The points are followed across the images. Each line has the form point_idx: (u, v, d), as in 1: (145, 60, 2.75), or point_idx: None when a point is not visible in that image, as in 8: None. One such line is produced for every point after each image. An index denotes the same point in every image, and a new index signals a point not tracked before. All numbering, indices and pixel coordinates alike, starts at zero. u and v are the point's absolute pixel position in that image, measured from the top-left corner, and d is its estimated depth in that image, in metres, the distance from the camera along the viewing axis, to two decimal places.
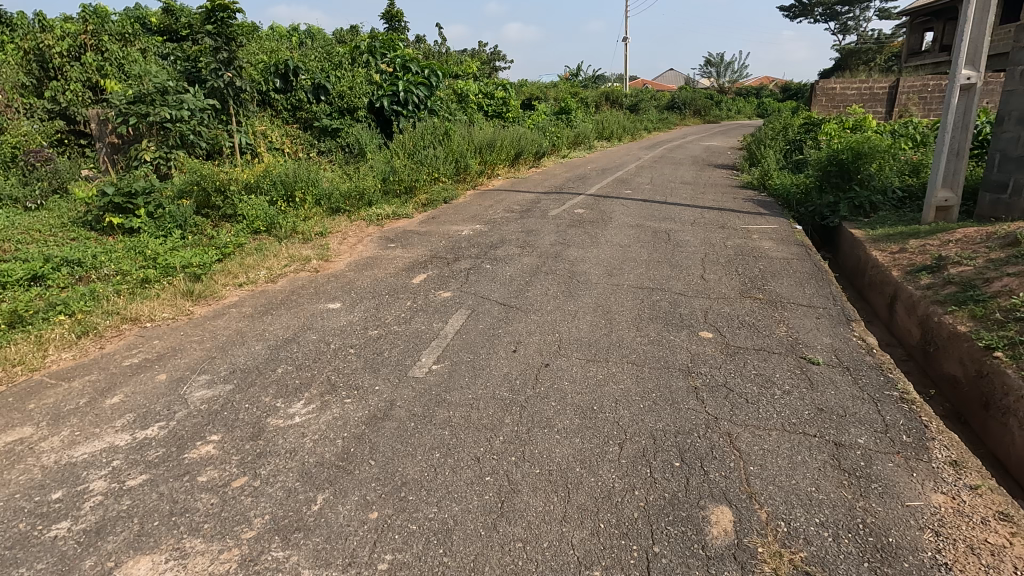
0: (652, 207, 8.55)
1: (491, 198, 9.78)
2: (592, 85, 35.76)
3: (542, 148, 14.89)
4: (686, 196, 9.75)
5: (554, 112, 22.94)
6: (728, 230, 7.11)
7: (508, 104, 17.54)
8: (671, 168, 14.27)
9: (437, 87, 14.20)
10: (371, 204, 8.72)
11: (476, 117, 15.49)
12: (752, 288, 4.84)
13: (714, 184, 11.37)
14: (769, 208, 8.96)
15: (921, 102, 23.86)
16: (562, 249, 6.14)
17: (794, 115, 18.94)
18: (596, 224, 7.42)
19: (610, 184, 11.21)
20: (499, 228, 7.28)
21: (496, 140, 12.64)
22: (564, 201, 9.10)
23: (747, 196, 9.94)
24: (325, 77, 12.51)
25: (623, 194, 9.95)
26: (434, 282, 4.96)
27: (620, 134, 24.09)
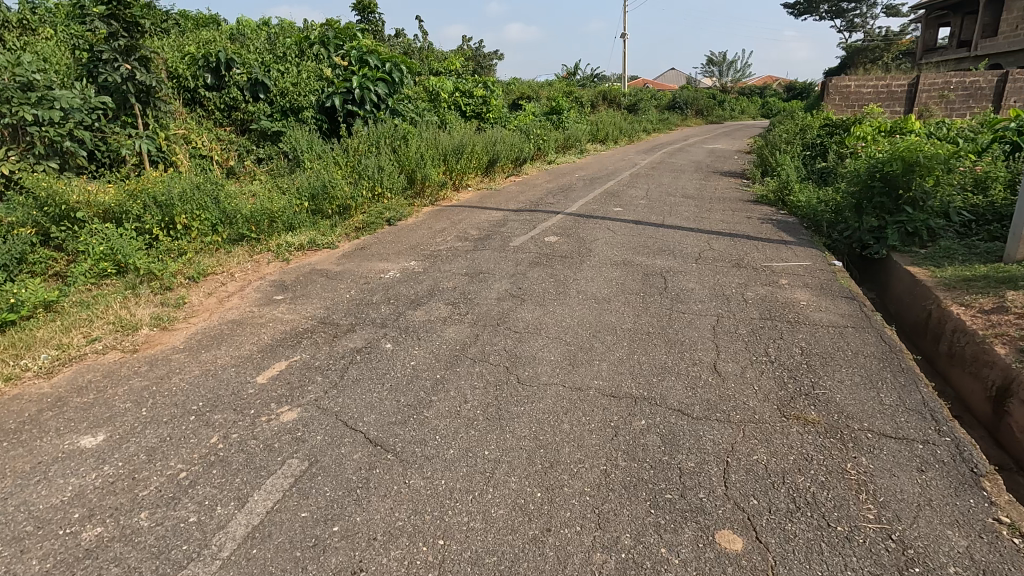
0: (645, 233, 6.74)
1: (451, 218, 8.02)
2: (587, 84, 33.89)
3: (523, 153, 13.03)
4: (688, 215, 7.94)
5: (544, 112, 21.10)
6: (745, 271, 5.28)
7: (489, 103, 15.67)
8: (671, 176, 12.48)
9: (401, 84, 12.36)
10: (288, 229, 6.91)
11: (449, 119, 13.63)
12: (795, 394, 3.02)
13: (720, 198, 9.56)
14: (792, 232, 7.16)
15: (942, 101, 21.99)
16: (515, 303, 4.39)
17: (808, 117, 17.13)
18: (570, 260, 5.64)
19: (597, 198, 9.41)
20: (443, 265, 5.54)
21: (466, 146, 10.77)
22: (537, 224, 7.32)
23: (762, 215, 8.13)
24: (265, 72, 10.74)
25: (611, 213, 8.14)
26: (300, 374, 3.21)
27: (616, 136, 22.28)
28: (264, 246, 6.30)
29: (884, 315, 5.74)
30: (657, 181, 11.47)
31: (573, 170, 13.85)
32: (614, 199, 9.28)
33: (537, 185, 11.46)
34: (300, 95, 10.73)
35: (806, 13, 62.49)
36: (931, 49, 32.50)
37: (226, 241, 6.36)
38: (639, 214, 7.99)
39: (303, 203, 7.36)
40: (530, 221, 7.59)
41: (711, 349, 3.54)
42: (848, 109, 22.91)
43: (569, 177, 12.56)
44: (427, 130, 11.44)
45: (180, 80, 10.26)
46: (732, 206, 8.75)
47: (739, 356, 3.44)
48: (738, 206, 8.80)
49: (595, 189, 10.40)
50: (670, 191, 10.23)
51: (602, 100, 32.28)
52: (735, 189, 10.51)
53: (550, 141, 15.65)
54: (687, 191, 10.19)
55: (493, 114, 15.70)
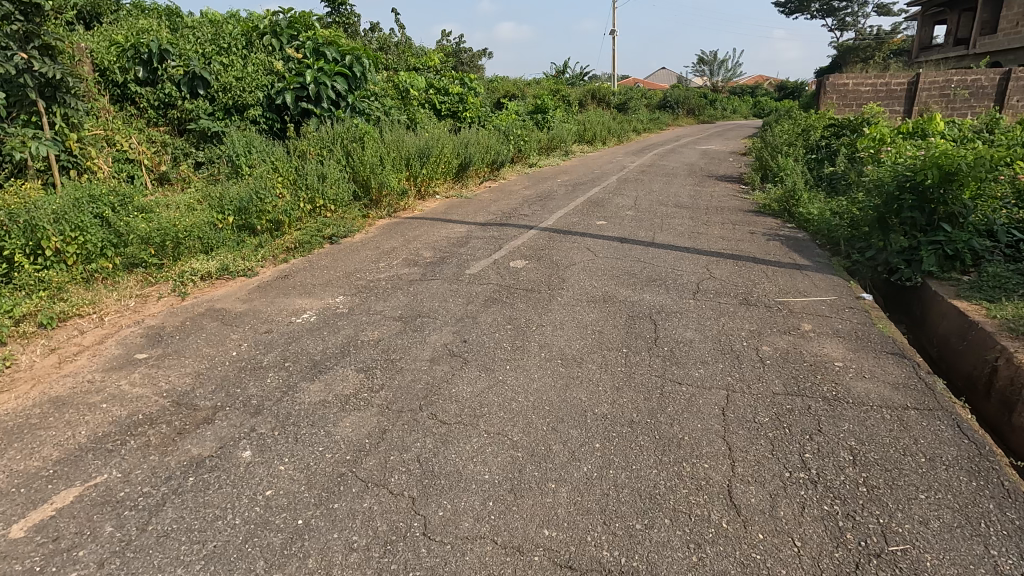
0: (633, 255, 5.64)
1: (405, 234, 6.86)
2: (576, 83, 32.81)
3: (501, 155, 11.89)
4: (682, 230, 6.84)
5: (528, 111, 19.97)
6: (756, 312, 4.18)
7: (466, 101, 14.51)
8: (662, 181, 11.40)
9: (364, 79, 11.13)
10: (202, 252, 5.74)
11: (420, 119, 12.47)
12: (861, 556, 1.92)
13: (718, 208, 8.48)
14: (804, 251, 6.08)
15: (944, 100, 21.10)
16: (455, 366, 3.26)
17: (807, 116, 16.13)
18: (537, 294, 4.51)
19: (577, 207, 8.30)
20: (377, 302, 4.41)
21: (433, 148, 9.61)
22: (504, 243, 6.21)
23: (768, 230, 7.06)
24: (205, 64, 9.50)
25: (594, 227, 7.04)
26: (85, 520, 2.05)
27: (605, 136, 21.20)
28: (164, 274, 5.13)
29: (925, 359, 4.68)
30: (647, 187, 10.39)
31: (556, 174, 12.74)
32: (597, 209, 8.18)
33: (514, 191, 10.32)
34: (246, 91, 9.52)
35: (797, 12, 61.81)
36: (927, 47, 31.72)
37: (119, 268, 5.19)
38: (626, 228, 6.89)
39: (227, 218, 6.18)
40: (497, 237, 6.48)
41: (724, 458, 2.42)
42: (846, 107, 21.95)
43: (552, 182, 11.44)
44: (391, 132, 10.27)
45: (109, 74, 9.16)
46: (732, 219, 7.67)
47: (766, 474, 2.32)
48: (738, 218, 7.72)
49: (578, 197, 9.28)
50: (661, 199, 9.15)
51: (590, 99, 31.19)
52: (733, 197, 9.44)
53: (532, 143, 14.54)
54: (680, 199, 9.13)
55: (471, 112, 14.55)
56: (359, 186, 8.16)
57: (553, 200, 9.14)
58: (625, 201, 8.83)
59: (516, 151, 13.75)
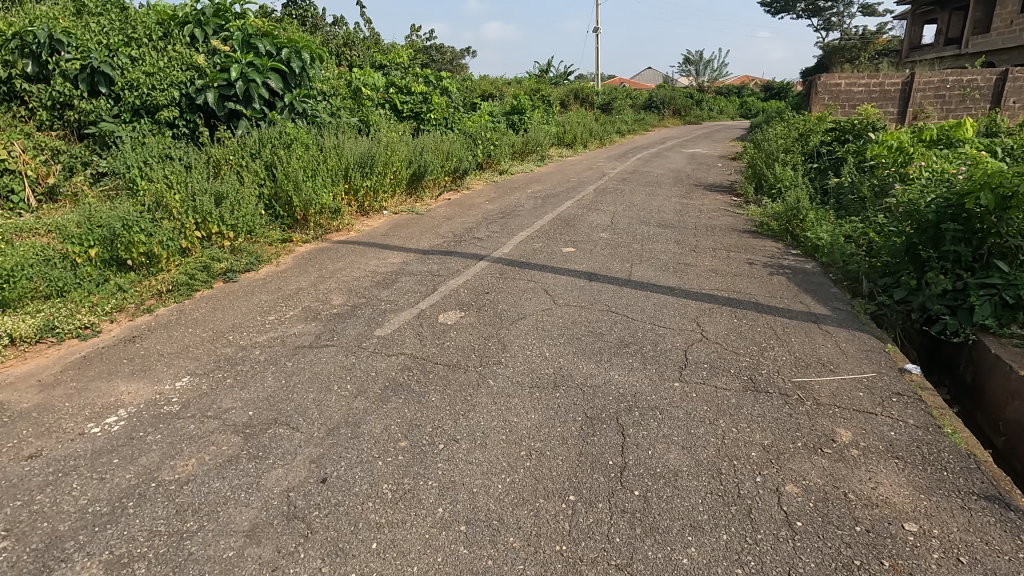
0: (602, 303, 4.39)
1: (324, 268, 5.52)
2: (558, 83, 31.59)
3: (464, 161, 10.59)
4: (666, 261, 5.61)
5: (504, 113, 18.68)
6: (767, 406, 2.93)
7: (431, 101, 13.19)
8: (645, 192, 10.19)
9: (306, 76, 9.75)
10: (39, 301, 4.36)
11: (375, 121, 11.14)
12: None
13: (708, 228, 7.26)
14: (817, 291, 4.86)
15: (939, 101, 20.15)
16: (285, 546, 1.97)
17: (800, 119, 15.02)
18: (462, 374, 3.23)
19: (544, 228, 7.04)
20: (233, 390, 3.09)
21: (378, 156, 8.28)
22: (442, 282, 4.91)
23: (769, 259, 5.83)
24: (109, 57, 8.07)
25: (560, 256, 5.77)
26: None
27: (586, 138, 20.02)
28: None
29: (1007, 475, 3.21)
30: (627, 200, 9.17)
31: (529, 183, 11.46)
32: (566, 230, 6.91)
33: (474, 205, 9.00)
34: (156, 89, 8.12)
35: (783, 12, 61.21)
36: (917, 46, 30.98)
37: None
38: (597, 259, 5.64)
39: (85, 251, 4.78)
40: (435, 273, 5.18)
41: None
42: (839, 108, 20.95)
43: (521, 193, 10.15)
44: (332, 137, 8.93)
45: None
46: (725, 243, 6.46)
47: None
48: (732, 242, 6.51)
49: (547, 213, 7.99)
50: (642, 215, 7.92)
51: (572, 98, 29.96)
52: (725, 213, 8.23)
53: (504, 147, 13.28)
54: (664, 216, 7.90)
55: (437, 113, 13.23)
56: (280, 203, 6.82)
57: (517, 216, 7.87)
58: (601, 219, 7.58)
59: (484, 157, 12.49)
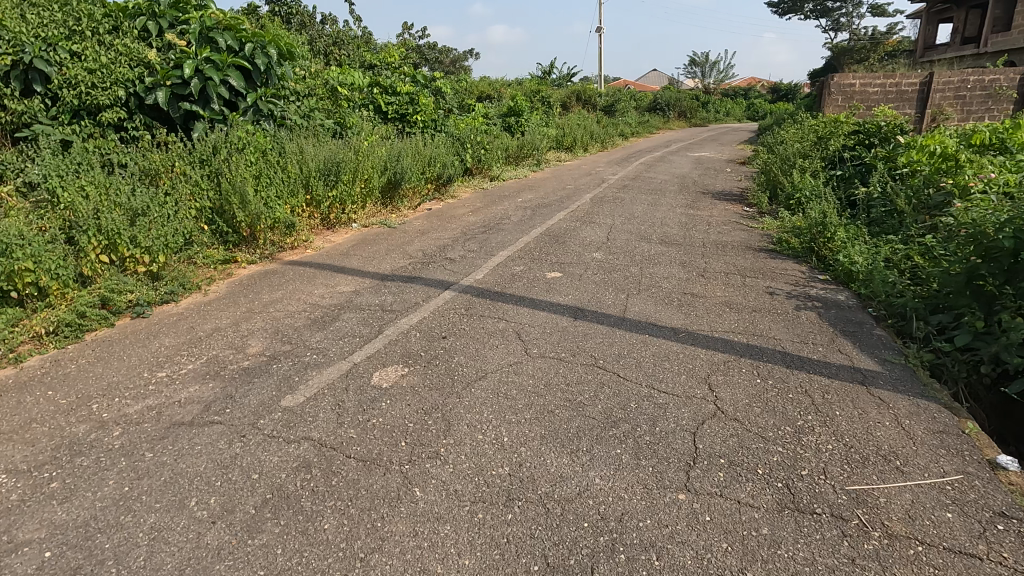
0: (587, 353, 3.46)
1: (259, 298, 4.61)
2: (560, 84, 30.68)
3: (448, 167, 9.73)
4: (669, 290, 4.67)
5: (500, 115, 17.78)
6: (816, 542, 2.00)
7: (418, 102, 12.32)
8: (647, 201, 9.25)
9: (274, 74, 8.89)
10: None
11: (353, 124, 10.30)
12: None
13: (718, 246, 6.32)
14: (857, 334, 3.91)
15: (959, 103, 19.11)
16: None
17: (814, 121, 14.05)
18: (381, 478, 2.30)
19: (528, 246, 6.12)
20: (48, 505, 2.17)
21: (346, 164, 7.44)
22: (393, 319, 4.00)
23: (793, 288, 4.88)
24: (44, 51, 7.17)
25: (542, 283, 4.85)
26: None
27: (587, 141, 19.09)
28: None
29: None
30: (627, 211, 8.23)
31: (522, 190, 10.57)
32: (554, 249, 5.99)
33: (456, 216, 8.09)
34: (98, 88, 7.23)
35: (790, 12, 60.11)
36: (931, 46, 29.95)
37: None
38: (586, 289, 4.72)
39: None
40: (388, 307, 4.27)
41: None
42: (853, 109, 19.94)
43: (512, 202, 9.25)
44: (298, 142, 8.09)
45: None
46: (738, 266, 5.51)
47: None
48: (747, 265, 5.57)
49: (535, 227, 7.07)
50: (643, 230, 6.99)
51: (574, 100, 29.05)
52: (736, 227, 7.29)
53: (496, 150, 12.42)
54: (668, 231, 6.96)
55: (424, 114, 12.38)
56: (224, 218, 5.95)
57: (501, 230, 6.96)
58: (595, 235, 6.65)
59: (474, 163, 11.65)
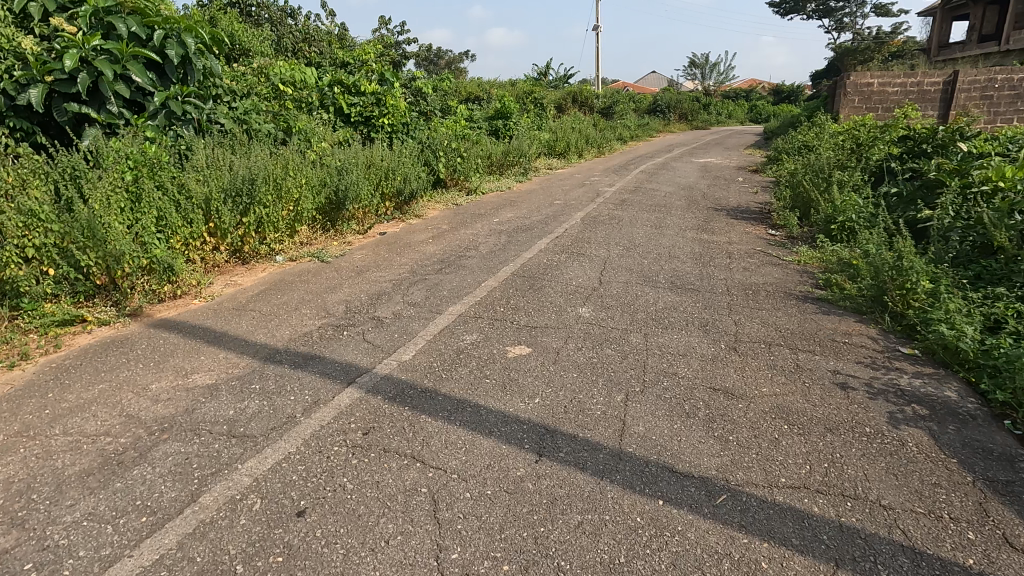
0: (551, 565, 1.85)
1: (60, 401, 2.99)
2: (555, 85, 29.13)
3: (411, 178, 8.13)
4: (689, 385, 3.08)
5: (486, 118, 16.20)
6: None
7: (384, 103, 10.75)
8: (650, 221, 7.68)
9: (196, 69, 7.28)
10: None
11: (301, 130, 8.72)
12: None
13: (747, 294, 4.72)
14: (1018, 490, 2.30)
15: (985, 103, 17.51)
16: None
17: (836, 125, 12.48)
18: None
19: (493, 295, 4.51)
20: None
21: (267, 179, 5.84)
22: (232, 464, 2.37)
23: (873, 377, 3.27)
24: None
25: (501, 369, 3.25)
26: None
27: (581, 146, 17.54)
28: None
29: None
30: (626, 237, 6.64)
31: (502, 207, 8.94)
32: (526, 300, 4.39)
33: (411, 244, 6.45)
34: None
35: (792, 12, 58.62)
36: (947, 45, 28.40)
37: None
38: (565, 380, 3.12)
39: None
40: (240, 427, 2.64)
41: None
42: (871, 111, 18.36)
43: (485, 223, 7.62)
44: (215, 151, 6.49)
45: None
46: (783, 332, 3.91)
47: None
48: (793, 329, 3.97)
49: (507, 263, 5.45)
50: (646, 267, 5.40)
51: (570, 102, 27.49)
52: (766, 263, 5.68)
53: (475, 157, 10.85)
54: (679, 269, 5.36)
55: (392, 117, 10.80)
56: (71, 259, 4.30)
57: (461, 268, 5.33)
58: (585, 277, 5.05)
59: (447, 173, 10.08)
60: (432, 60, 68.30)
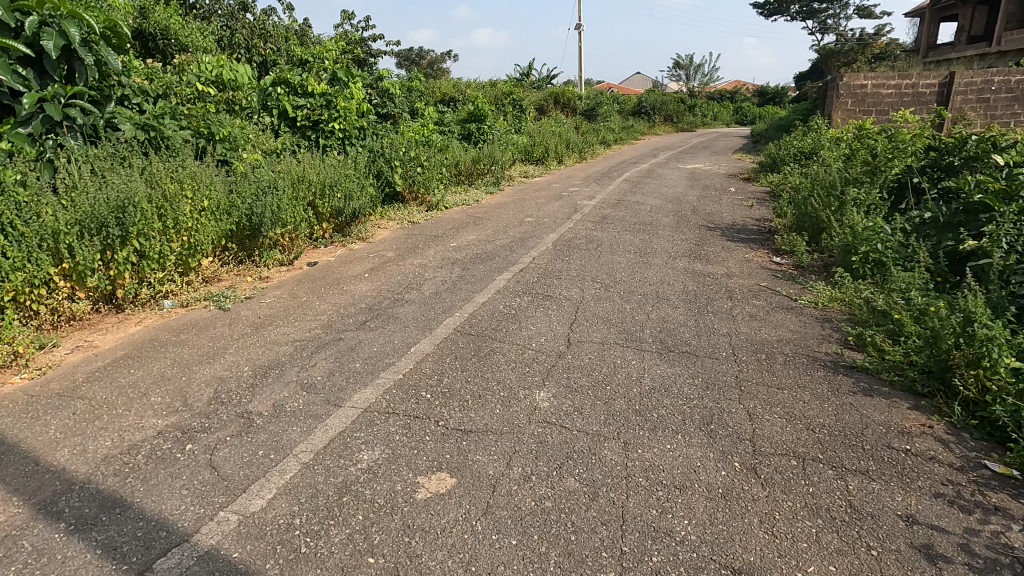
0: None
1: None
2: (536, 86, 28.02)
3: (354, 194, 6.93)
4: (692, 559, 1.96)
5: (457, 122, 15.02)
6: None
7: (334, 106, 9.53)
8: (633, 245, 6.57)
9: (87, 66, 6.01)
10: None
11: (228, 138, 7.50)
12: None
13: (758, 360, 3.61)
14: None
15: (983, 106, 16.65)
16: None
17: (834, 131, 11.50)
18: None
19: (421, 368, 3.35)
20: None
21: (151, 204, 4.63)
22: None
23: (964, 527, 2.18)
24: None
25: (401, 525, 2.10)
26: None
27: (562, 150, 16.43)
28: None
29: None
30: (605, 269, 5.52)
31: (463, 225, 7.76)
32: (466, 378, 3.24)
33: (342, 280, 5.25)
34: None
35: (776, 14, 58.19)
36: (935, 46, 27.77)
37: None
38: (497, 551, 1.98)
39: None
40: None
41: None
42: (864, 114, 17.48)
43: (439, 248, 6.44)
44: (97, 166, 5.25)
45: None
46: (815, 431, 2.81)
47: None
48: (828, 425, 2.87)
49: (451, 312, 4.29)
50: (628, 317, 4.28)
51: (551, 103, 26.39)
52: (775, 307, 4.60)
53: (438, 167, 9.68)
54: (669, 319, 4.25)
55: (343, 122, 9.61)
56: None
57: (391, 320, 4.16)
58: (549, 334, 3.91)
59: (403, 186, 8.90)
60: (413, 60, 66.89)
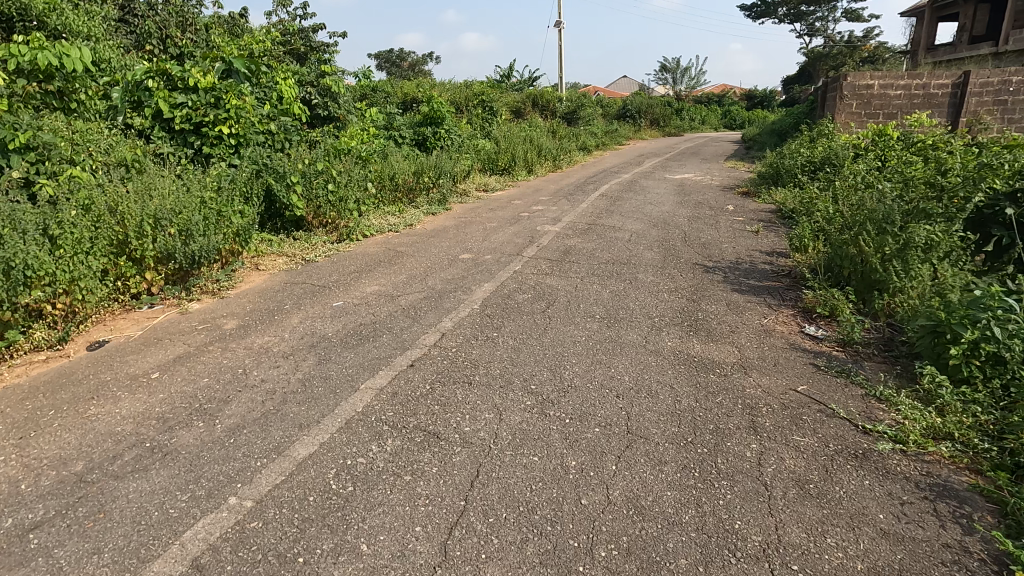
0: None
1: None
2: (514, 89, 26.03)
3: (197, 229, 4.79)
4: None
5: (410, 126, 12.92)
6: None
7: (224, 105, 7.36)
8: (599, 302, 4.56)
9: None
10: None
11: (36, 146, 5.34)
12: None
13: None
14: None
15: (1002, 110, 14.64)
16: None
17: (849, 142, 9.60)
18: None
19: None
20: None
21: None
22: None
23: None
24: None
25: None
26: None
27: (533, 157, 14.43)
28: None
29: None
30: (549, 357, 3.50)
31: (370, 266, 5.66)
32: None
33: (102, 388, 3.14)
34: None
35: (763, 17, 56.83)
36: (934, 47, 26.15)
37: None
38: None
39: None
40: None
41: None
42: (869, 118, 15.49)
43: (310, 311, 4.34)
44: None
45: None
46: None
47: None
48: None
49: (227, 492, 2.22)
50: (570, 496, 2.25)
51: (528, 106, 24.40)
52: (836, 455, 2.60)
53: (359, 182, 7.54)
54: (648, 504, 2.22)
55: (237, 123, 7.42)
56: None
57: (93, 520, 2.08)
58: (395, 570, 1.86)
59: (305, 208, 6.76)
60: (393, 62, 64.78)
